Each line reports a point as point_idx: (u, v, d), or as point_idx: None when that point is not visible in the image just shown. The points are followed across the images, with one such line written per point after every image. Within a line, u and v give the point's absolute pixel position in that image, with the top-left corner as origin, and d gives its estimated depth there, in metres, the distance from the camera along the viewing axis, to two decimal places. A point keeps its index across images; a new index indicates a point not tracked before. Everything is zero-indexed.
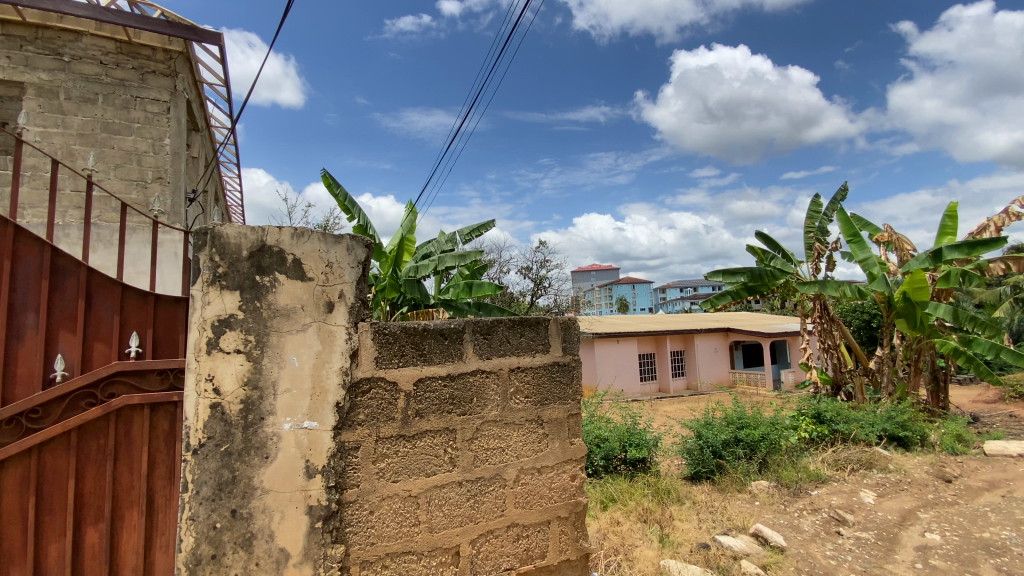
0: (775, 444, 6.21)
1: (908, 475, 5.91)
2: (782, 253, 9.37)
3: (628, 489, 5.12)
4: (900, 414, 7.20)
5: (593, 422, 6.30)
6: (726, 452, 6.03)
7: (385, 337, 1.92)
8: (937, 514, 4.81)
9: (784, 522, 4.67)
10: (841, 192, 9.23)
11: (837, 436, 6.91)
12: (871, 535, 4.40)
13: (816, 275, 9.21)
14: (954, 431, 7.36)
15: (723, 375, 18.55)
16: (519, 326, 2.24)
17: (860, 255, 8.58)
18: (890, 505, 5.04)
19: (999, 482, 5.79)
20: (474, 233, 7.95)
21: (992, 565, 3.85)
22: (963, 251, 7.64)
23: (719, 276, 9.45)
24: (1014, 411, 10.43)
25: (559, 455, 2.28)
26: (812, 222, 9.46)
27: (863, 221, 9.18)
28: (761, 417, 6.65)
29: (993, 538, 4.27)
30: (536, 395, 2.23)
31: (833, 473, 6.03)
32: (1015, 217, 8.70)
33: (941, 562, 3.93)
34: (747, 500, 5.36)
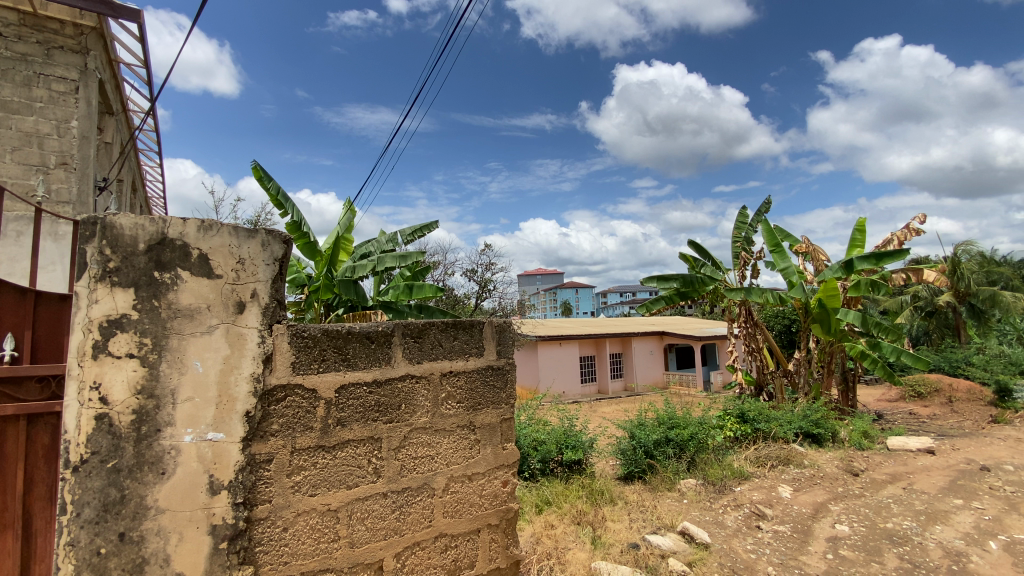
0: (703, 443, 6.47)
1: (820, 469, 6.35)
2: (712, 261, 9.85)
3: (563, 492, 5.15)
4: (815, 413, 7.74)
5: (531, 425, 6.30)
6: (657, 452, 6.22)
7: (304, 340, 1.79)
8: (846, 507, 5.19)
9: (710, 518, 4.87)
10: (766, 205, 9.83)
11: (759, 434, 7.32)
12: (788, 529, 4.66)
13: (742, 282, 9.73)
14: (861, 428, 7.98)
15: (657, 376, 19.27)
16: (452, 329, 2.17)
17: (782, 264, 9.16)
18: (805, 499, 5.38)
19: (897, 474, 6.33)
20: (415, 233, 7.76)
21: (894, 554, 4.17)
22: (871, 262, 8.35)
23: (654, 281, 9.78)
24: (912, 409, 11.49)
25: (491, 461, 2.22)
26: (739, 232, 10.00)
27: (784, 233, 9.81)
28: (690, 417, 6.91)
29: (895, 528, 4.64)
30: (469, 400, 2.17)
31: (754, 470, 6.36)
32: (914, 232, 9.60)
33: (849, 552, 4.21)
34: (676, 498, 5.54)
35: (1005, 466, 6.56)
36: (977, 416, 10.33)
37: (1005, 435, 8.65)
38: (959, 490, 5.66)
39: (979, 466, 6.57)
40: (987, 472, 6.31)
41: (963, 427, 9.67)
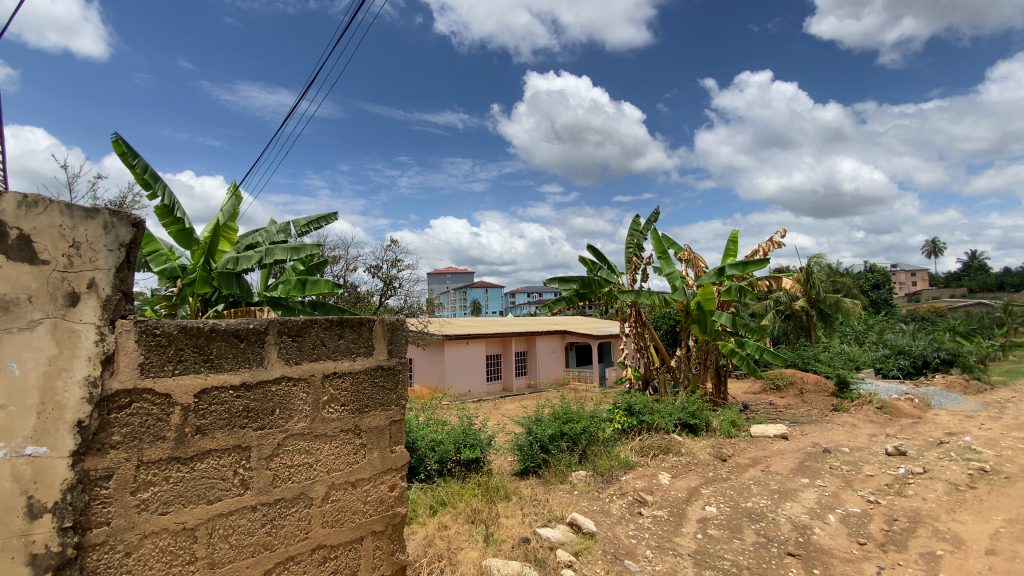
0: (594, 436, 6.82)
1: (695, 456, 6.98)
2: (608, 265, 10.41)
3: (458, 491, 5.14)
4: (692, 405, 8.50)
5: (428, 425, 6.19)
6: (552, 446, 6.43)
7: (156, 339, 1.58)
8: (715, 489, 5.74)
9: (598, 508, 5.13)
10: (655, 214, 10.59)
11: (643, 425, 7.86)
12: (665, 513, 5.05)
13: (633, 284, 10.40)
14: (730, 418, 8.89)
15: (557, 373, 19.98)
16: (338, 328, 2.04)
17: (667, 269, 9.92)
18: (681, 485, 5.87)
19: (758, 458, 7.14)
20: (311, 224, 7.27)
21: (752, 530, 4.68)
22: (739, 269, 9.34)
23: (556, 282, 10.12)
24: (771, 400, 13.06)
25: (378, 465, 2.13)
26: (632, 239, 10.67)
27: (670, 241, 10.64)
28: (583, 411, 7.23)
29: (754, 506, 5.22)
30: (354, 402, 2.06)
31: (639, 459, 6.82)
32: (776, 244, 10.89)
33: (716, 531, 4.66)
34: (567, 490, 5.77)
35: (840, 448, 7.67)
36: (821, 405, 12.00)
37: (842, 421, 10.15)
38: (806, 470, 6.51)
39: (821, 448, 7.62)
40: (827, 453, 7.35)
41: (810, 414, 11.18)
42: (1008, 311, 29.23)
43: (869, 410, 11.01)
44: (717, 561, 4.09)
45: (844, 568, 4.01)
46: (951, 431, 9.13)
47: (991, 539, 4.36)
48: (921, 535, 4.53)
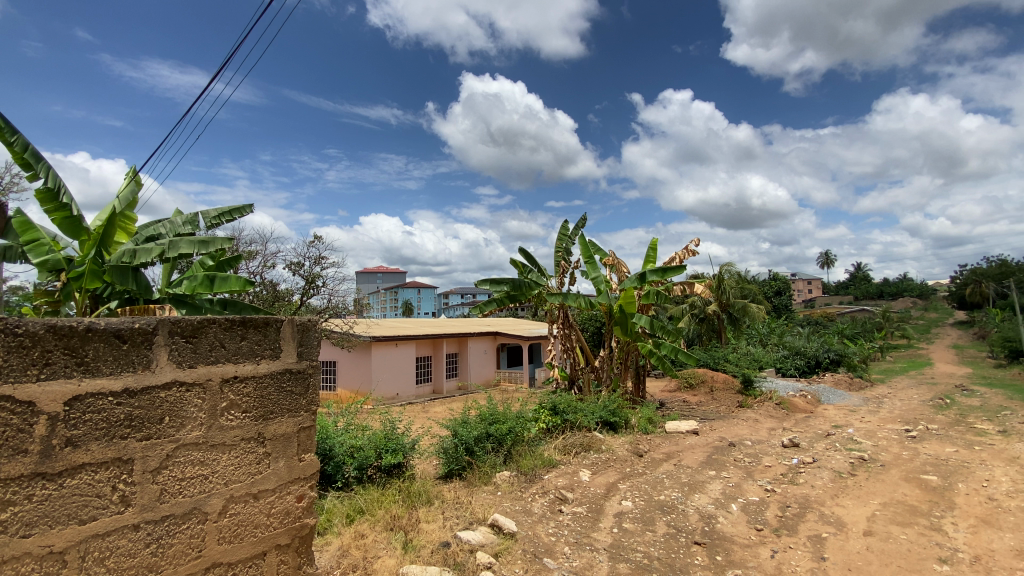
0: (519, 436, 6.90)
1: (614, 453, 7.27)
2: (537, 268, 10.61)
3: (378, 498, 4.98)
4: (613, 404, 8.84)
5: (348, 430, 5.95)
6: (477, 448, 6.42)
7: (17, 340, 1.39)
8: (631, 484, 6.00)
9: (520, 508, 5.18)
10: (582, 220, 10.91)
11: (567, 424, 8.05)
12: (584, 509, 5.21)
13: (561, 287, 10.65)
14: (647, 415, 9.34)
15: (489, 374, 20.02)
16: (240, 329, 1.90)
17: (593, 273, 10.27)
18: (600, 481, 6.08)
19: (671, 453, 7.56)
20: (223, 216, 6.77)
21: (663, 522, 4.94)
22: (658, 274, 9.85)
23: (486, 284, 10.14)
24: (685, 398, 13.89)
25: (284, 475, 2.01)
26: (561, 243, 10.93)
27: (597, 246, 11.01)
28: (509, 412, 7.28)
29: (666, 499, 5.51)
30: (258, 409, 1.93)
31: (561, 458, 6.97)
32: (691, 252, 11.60)
33: (631, 524, 4.86)
34: (491, 491, 5.77)
35: (743, 441, 8.30)
36: (728, 402, 12.94)
37: (746, 416, 10.99)
38: (713, 463, 6.98)
39: (727, 442, 8.20)
40: (732, 447, 7.92)
41: (719, 411, 12.01)
42: (884, 317, 33.12)
43: (770, 406, 12.01)
44: (631, 553, 4.27)
45: (743, 553, 4.33)
46: (836, 424, 10.17)
47: (866, 521, 4.90)
48: (809, 520, 5.00)
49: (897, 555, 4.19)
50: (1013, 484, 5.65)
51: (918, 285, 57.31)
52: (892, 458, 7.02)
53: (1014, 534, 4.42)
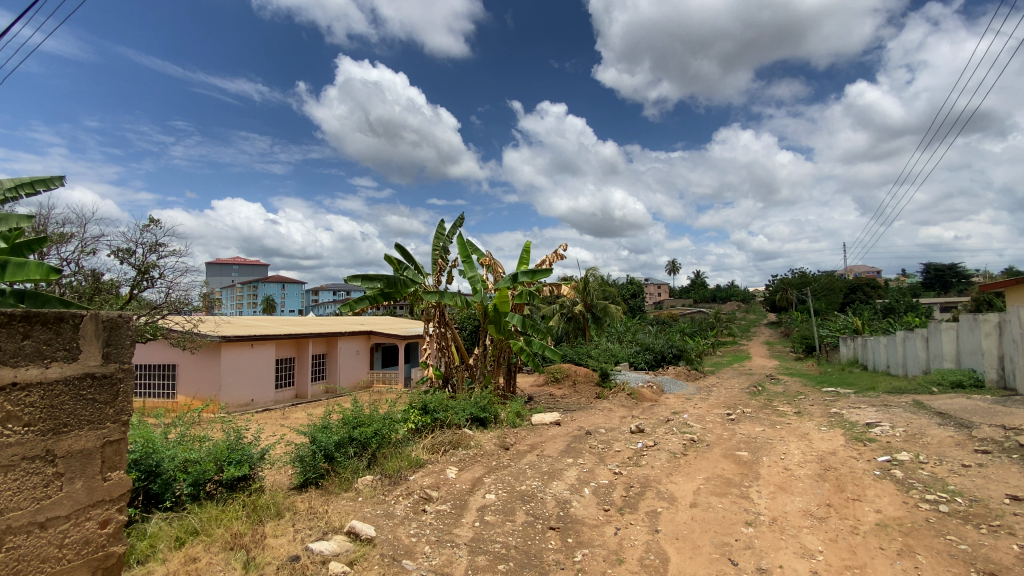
0: (386, 438, 6.66)
1: (481, 448, 7.42)
2: (414, 265, 10.39)
3: (216, 516, 4.48)
4: (482, 400, 9.00)
5: (182, 441, 5.23)
6: (337, 453, 6.09)
7: None
8: (495, 477, 6.17)
9: (381, 512, 5.03)
10: (459, 220, 10.93)
11: (437, 423, 7.98)
12: (448, 507, 5.22)
13: (438, 286, 10.58)
14: (515, 409, 9.67)
15: (360, 376, 19.14)
16: (27, 332, 2.03)
17: (469, 273, 10.36)
18: (466, 477, 6.15)
19: (535, 444, 7.94)
20: (22, 188, 5.52)
21: (522, 511, 5.15)
22: (530, 276, 10.25)
23: (358, 280, 9.66)
24: (552, 391, 14.68)
25: (82, 499, 2.26)
26: (438, 242, 10.83)
27: (474, 246, 11.11)
28: (375, 413, 7.00)
29: (527, 489, 5.76)
30: (48, 420, 2.12)
31: (429, 457, 6.91)
32: (560, 256, 12.28)
33: (492, 517, 4.99)
34: (350, 498, 5.50)
35: (599, 429, 9.01)
36: (587, 394, 13.97)
37: (603, 407, 11.98)
38: (571, 451, 7.47)
39: (584, 431, 8.83)
40: (589, 435, 8.55)
41: (580, 402, 12.91)
42: (716, 317, 38.43)
43: (623, 397, 13.23)
44: (490, 545, 4.39)
45: (591, 533, 4.70)
46: (675, 410, 11.57)
47: (693, 494, 5.63)
48: (648, 497, 5.60)
49: (714, 521, 4.88)
50: (801, 455, 6.92)
51: (741, 291, 67.45)
52: (716, 438, 8.16)
53: (801, 497, 5.39)
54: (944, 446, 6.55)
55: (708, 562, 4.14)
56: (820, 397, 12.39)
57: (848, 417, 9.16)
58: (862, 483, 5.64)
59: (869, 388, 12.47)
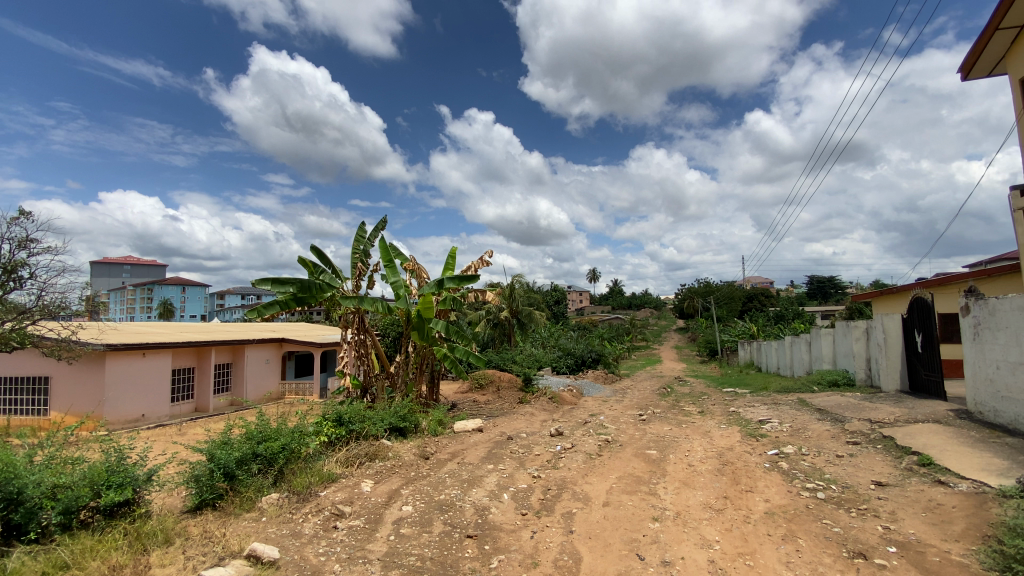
0: (295, 453, 6.28)
1: (399, 459, 7.22)
2: (331, 269, 9.95)
3: (91, 547, 3.99)
4: (402, 409, 8.76)
5: (50, 464, 4.61)
6: (238, 471, 5.65)
7: None
8: (413, 489, 6.02)
9: (287, 532, 4.73)
10: (381, 224, 10.63)
11: (352, 434, 7.65)
12: (361, 522, 5.02)
13: (357, 291, 10.20)
14: (437, 418, 9.51)
15: (271, 387, 17.96)
16: None
17: (391, 278, 10.08)
18: (382, 490, 5.95)
19: (456, 452, 7.87)
20: None
21: (440, 521, 5.06)
22: (455, 282, 10.17)
23: (268, 284, 9.07)
24: (474, 397, 14.64)
25: None
26: (357, 245, 10.44)
27: (396, 250, 10.86)
28: (283, 427, 6.58)
29: (446, 498, 5.68)
30: None
31: (342, 471, 6.60)
32: (485, 262, 12.31)
33: (407, 529, 4.86)
34: (252, 518, 5.11)
35: (520, 434, 9.12)
36: (510, 399, 14.10)
37: (524, 412, 12.14)
38: (492, 457, 7.48)
39: (506, 437, 8.90)
40: (510, 440, 8.62)
41: (502, 408, 12.99)
42: (632, 323, 40.45)
43: (545, 401, 13.51)
44: (404, 558, 4.28)
45: (508, 538, 4.72)
46: (592, 412, 12.01)
47: (606, 493, 5.86)
48: (564, 499, 5.75)
49: (624, 519, 5.10)
50: (703, 451, 7.43)
51: (655, 299, 71.54)
52: (629, 438, 8.56)
53: (702, 491, 5.78)
54: (822, 439, 7.35)
55: (618, 559, 4.30)
56: (721, 397, 13.42)
57: (744, 415, 10.00)
58: (755, 475, 6.16)
59: (763, 388, 13.70)
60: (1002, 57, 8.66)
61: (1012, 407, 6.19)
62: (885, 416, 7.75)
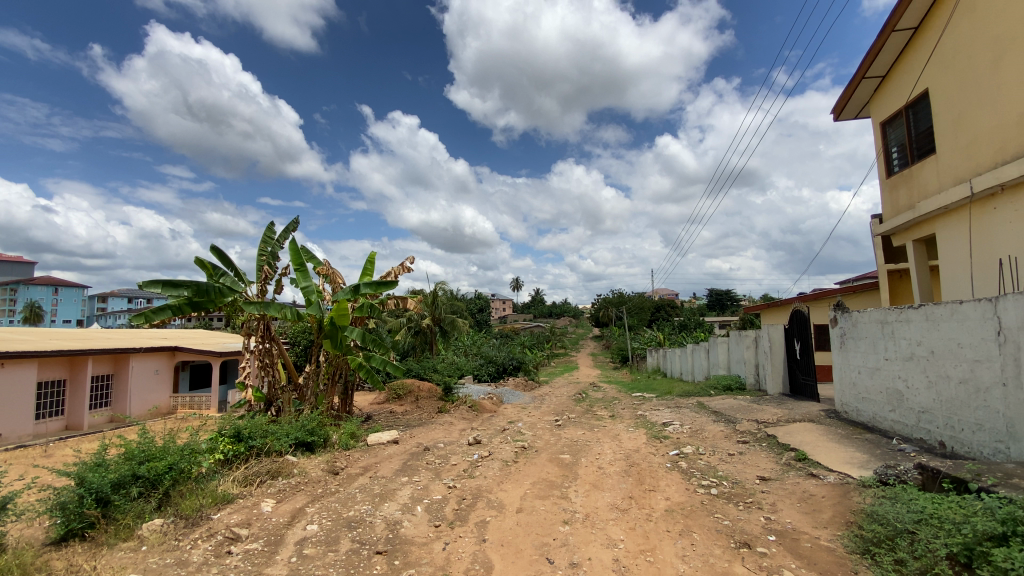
0: (183, 473, 5.73)
1: (305, 475, 6.82)
2: (234, 272, 9.24)
3: None
4: (310, 422, 8.29)
5: None
6: (115, 496, 5.05)
7: None
8: (320, 506, 5.71)
9: (171, 561, 4.30)
10: (292, 225, 10.06)
11: (252, 451, 7.10)
12: (259, 545, 4.68)
13: (262, 296, 9.54)
14: (349, 431, 9.10)
15: (159, 400, 16.22)
16: None
17: (302, 282, 9.56)
18: (284, 509, 5.59)
19: (369, 466, 7.58)
20: None
21: (348, 539, 4.85)
22: (372, 288, 9.85)
23: (158, 287, 8.23)
24: (391, 408, 14.21)
25: None
26: (265, 247, 9.80)
27: (309, 253, 10.32)
28: (171, 444, 5.98)
29: (354, 514, 5.45)
30: None
31: (239, 491, 6.10)
32: (405, 269, 12.05)
33: (311, 550, 4.60)
34: (130, 548, 4.57)
35: (437, 445, 8.98)
36: (429, 408, 13.85)
37: (443, 421, 11.98)
38: (406, 469, 7.29)
39: (422, 448, 8.72)
40: (426, 451, 8.46)
41: (420, 418, 12.70)
42: (552, 330, 41.49)
43: (464, 410, 13.43)
44: None
45: (419, 552, 4.62)
46: (511, 420, 12.12)
47: (519, 500, 5.93)
48: (478, 508, 5.74)
49: (536, 525, 5.19)
50: (612, 454, 7.78)
51: (572, 308, 73.97)
52: (544, 443, 8.76)
53: (610, 493, 6.04)
54: (716, 439, 7.98)
55: (529, 565, 4.36)
56: (631, 401, 14.13)
57: (651, 418, 10.60)
58: (657, 475, 6.55)
59: (668, 392, 14.62)
60: (866, 102, 10.06)
61: (871, 407, 7.10)
62: (770, 416, 8.57)
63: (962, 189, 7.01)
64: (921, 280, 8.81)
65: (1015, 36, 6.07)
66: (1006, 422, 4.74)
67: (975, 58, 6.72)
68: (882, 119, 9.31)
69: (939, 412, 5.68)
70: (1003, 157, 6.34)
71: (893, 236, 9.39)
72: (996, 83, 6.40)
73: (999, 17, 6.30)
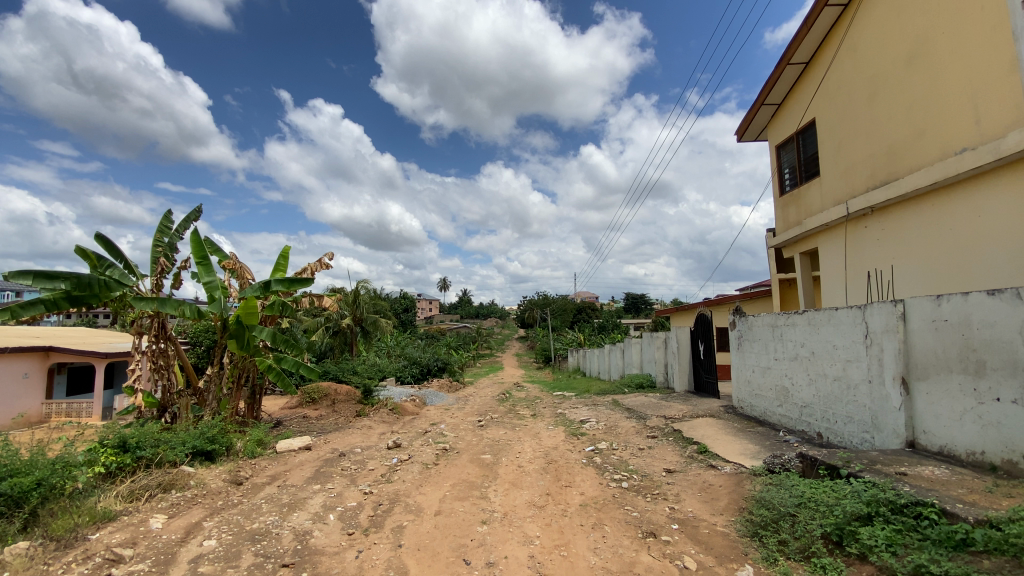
0: (55, 490, 5.08)
1: (204, 487, 6.30)
2: (123, 264, 8.34)
3: None
4: (210, 430, 7.66)
5: None
6: None
7: None
8: (219, 520, 5.30)
9: None
10: (194, 214, 9.26)
11: (140, 463, 6.41)
12: (146, 566, 4.25)
13: (157, 291, 8.68)
14: (256, 438, 8.50)
15: (28, 407, 14.24)
16: None
17: (204, 277, 8.82)
18: (178, 525, 5.12)
19: (277, 474, 7.15)
20: None
21: (250, 553, 4.53)
22: (284, 285, 9.30)
23: (28, 279, 7.23)
24: (305, 412, 13.49)
25: None
26: (161, 237, 8.92)
27: (213, 246, 9.56)
28: (40, 457, 5.27)
29: (259, 527, 5.11)
30: None
31: (123, 507, 5.50)
32: (323, 266, 11.52)
33: (207, 567, 4.25)
34: None
35: (353, 450, 8.64)
36: (346, 412, 13.32)
37: (361, 425, 11.56)
38: (319, 477, 6.96)
39: (337, 454, 8.36)
40: (342, 457, 8.12)
41: (336, 422, 12.16)
42: (477, 331, 41.52)
43: (383, 413, 13.05)
44: None
45: (329, 562, 4.43)
46: (433, 421, 11.96)
47: (438, 502, 5.87)
48: (395, 512, 5.61)
49: (454, 526, 5.16)
50: (532, 452, 7.93)
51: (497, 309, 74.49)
52: (466, 444, 8.73)
53: (528, 490, 6.15)
54: (629, 434, 8.40)
55: (445, 567, 4.33)
56: (552, 400, 14.49)
57: (569, 416, 10.94)
58: (573, 471, 6.76)
59: (586, 391, 15.15)
60: (765, 126, 11.07)
61: (762, 403, 7.81)
62: (676, 413, 9.16)
63: (840, 210, 7.92)
64: (806, 289, 9.83)
65: (887, 77, 6.96)
66: (872, 414, 5.42)
67: (855, 94, 7.63)
68: (777, 142, 10.29)
69: (817, 406, 6.37)
70: (873, 183, 7.25)
71: (784, 248, 10.41)
72: (870, 117, 7.30)
73: (874, 59, 7.20)
